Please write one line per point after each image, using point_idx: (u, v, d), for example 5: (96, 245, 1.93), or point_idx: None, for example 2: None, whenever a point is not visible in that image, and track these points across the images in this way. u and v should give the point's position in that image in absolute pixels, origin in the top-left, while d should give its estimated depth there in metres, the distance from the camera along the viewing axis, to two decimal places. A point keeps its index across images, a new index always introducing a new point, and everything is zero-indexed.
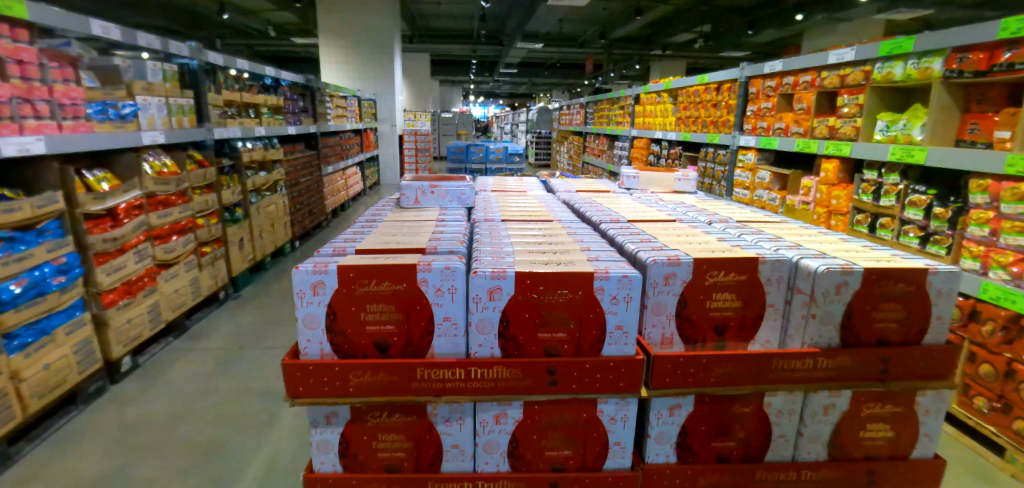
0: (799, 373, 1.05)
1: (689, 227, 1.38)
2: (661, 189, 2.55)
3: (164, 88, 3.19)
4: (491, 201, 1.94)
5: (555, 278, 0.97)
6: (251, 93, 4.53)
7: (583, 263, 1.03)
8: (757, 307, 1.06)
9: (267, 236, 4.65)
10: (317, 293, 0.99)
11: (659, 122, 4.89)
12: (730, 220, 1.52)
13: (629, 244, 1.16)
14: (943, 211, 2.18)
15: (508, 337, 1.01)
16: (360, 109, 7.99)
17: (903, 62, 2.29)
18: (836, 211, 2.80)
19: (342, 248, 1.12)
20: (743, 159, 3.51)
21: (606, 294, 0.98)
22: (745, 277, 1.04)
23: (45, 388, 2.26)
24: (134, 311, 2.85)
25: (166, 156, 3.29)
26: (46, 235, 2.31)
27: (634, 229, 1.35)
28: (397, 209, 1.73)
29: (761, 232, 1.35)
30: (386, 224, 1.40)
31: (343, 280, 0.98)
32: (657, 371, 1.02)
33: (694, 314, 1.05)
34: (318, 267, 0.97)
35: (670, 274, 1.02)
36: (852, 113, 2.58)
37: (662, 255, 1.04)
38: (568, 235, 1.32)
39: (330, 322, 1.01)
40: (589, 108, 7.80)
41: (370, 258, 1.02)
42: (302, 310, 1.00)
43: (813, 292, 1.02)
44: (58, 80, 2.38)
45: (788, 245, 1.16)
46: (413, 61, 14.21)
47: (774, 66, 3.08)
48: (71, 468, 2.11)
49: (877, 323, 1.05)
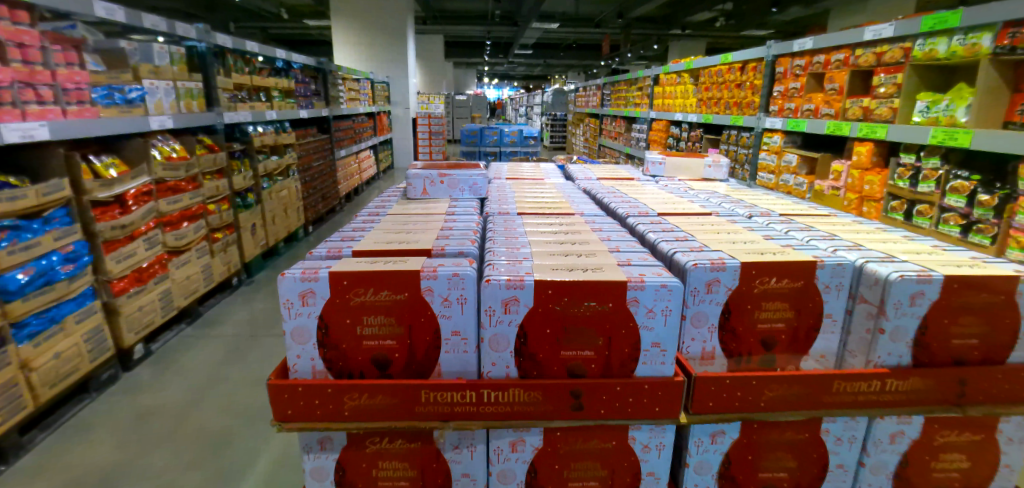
0: (863, 397, 0.93)
1: (728, 222, 1.26)
2: (688, 176, 2.41)
3: (172, 72, 3.13)
4: (506, 190, 1.83)
5: (581, 288, 0.87)
6: (261, 76, 4.45)
7: (615, 269, 0.92)
8: (811, 319, 0.95)
9: (280, 222, 4.61)
10: (307, 303, 0.90)
11: (679, 103, 4.70)
12: (772, 213, 1.40)
13: (664, 244, 1.05)
14: (988, 199, 2.02)
15: (527, 355, 0.91)
16: (373, 92, 7.88)
17: (948, 39, 2.11)
18: (868, 198, 2.62)
19: (337, 248, 1.03)
20: (767, 142, 3.32)
21: (640, 306, 0.88)
22: (800, 283, 0.92)
23: (56, 377, 2.24)
24: (145, 298, 2.82)
25: (175, 140, 3.23)
26: (53, 223, 2.27)
27: (666, 224, 1.24)
28: (405, 200, 1.64)
29: (807, 227, 1.23)
30: (393, 218, 1.31)
31: (336, 289, 0.89)
32: (699, 395, 0.92)
33: (740, 326, 0.94)
34: (309, 275, 0.88)
35: (713, 281, 0.91)
36: (889, 94, 2.39)
37: (703, 259, 0.92)
38: (592, 232, 1.21)
39: (321, 337, 0.92)
40: (605, 89, 7.56)
41: (368, 263, 0.93)
42: (291, 322, 0.91)
43: (882, 303, 0.90)
44: (61, 63, 2.32)
45: (846, 246, 1.04)
46: (425, 42, 14.00)
47: (804, 44, 2.88)
48: (82, 459, 2.09)
49: (953, 340, 0.93)
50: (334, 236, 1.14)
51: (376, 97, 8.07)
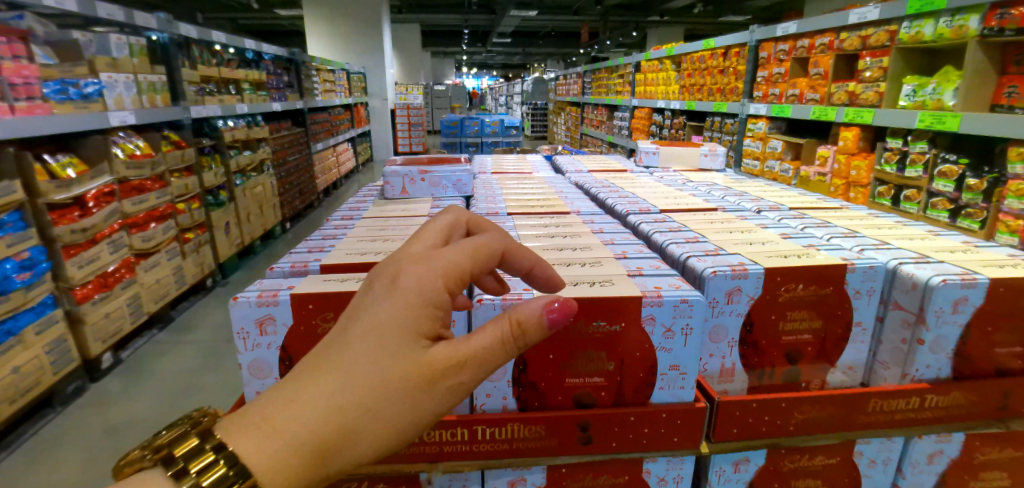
0: (899, 415, 0.89)
1: (739, 219, 1.21)
2: (682, 166, 2.34)
3: (132, 64, 2.94)
4: (493, 186, 1.74)
5: (589, 307, 0.78)
6: (230, 68, 4.24)
7: (627, 281, 0.84)
8: (839, 329, 0.89)
9: (255, 220, 4.43)
10: (266, 331, 0.81)
11: (661, 90, 4.62)
12: (781, 207, 1.35)
13: (674, 248, 0.99)
14: (977, 183, 1.98)
15: (526, 383, 0.84)
16: (348, 83, 7.64)
17: (934, 21, 2.04)
18: (854, 183, 2.56)
19: (302, 264, 0.93)
20: (752, 129, 3.25)
21: (657, 324, 0.80)
22: (828, 289, 0.87)
23: (16, 393, 2.10)
24: (112, 305, 2.65)
25: (138, 137, 3.04)
26: (6, 228, 2.10)
27: (671, 223, 1.18)
28: (384, 201, 1.54)
29: (824, 223, 1.18)
30: (365, 225, 1.22)
31: (300, 314, 0.80)
32: (721, 422, 0.85)
33: (762, 340, 0.88)
34: (264, 299, 0.79)
35: (734, 289, 0.84)
36: (875, 78, 2.34)
37: (722, 265, 0.86)
38: (593, 235, 1.15)
39: (285, 369, 0.83)
40: (586, 77, 7.47)
41: (334, 283, 0.83)
42: (246, 355, 0.82)
43: (921, 311, 0.84)
44: (7, 56, 2.16)
45: (872, 244, 0.99)
46: (401, 31, 13.69)
47: (788, 28, 2.81)
48: (48, 480, 1.96)
49: (996, 349, 0.88)
50: (300, 247, 1.05)
51: (353, 88, 7.83)
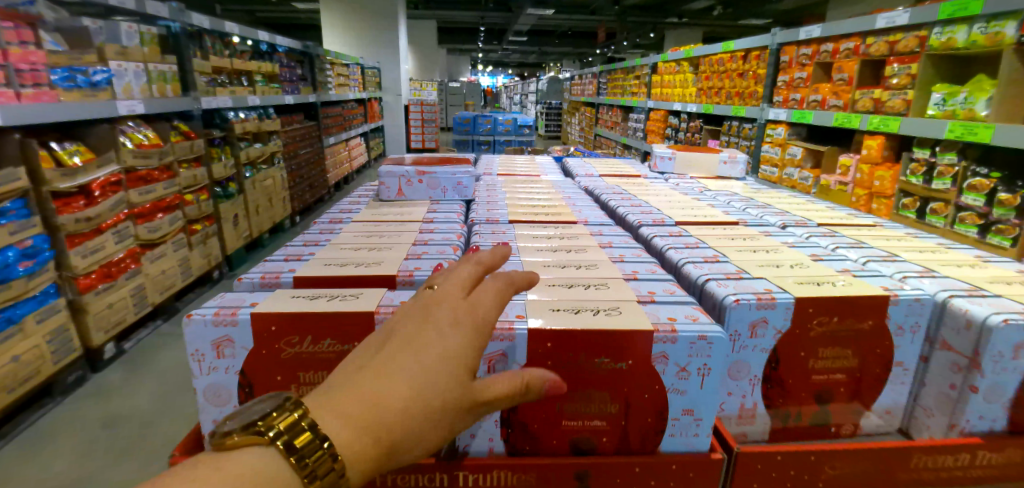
0: (945, 472, 0.83)
1: (771, 238, 1.20)
2: (699, 172, 2.25)
3: (142, 53, 2.90)
4: (497, 190, 1.69)
5: (592, 341, 0.72)
6: (243, 59, 4.21)
7: (637, 309, 0.79)
8: (877, 369, 0.87)
9: (264, 212, 4.41)
10: (223, 354, 0.75)
11: (677, 92, 4.51)
12: (808, 223, 1.36)
13: (693, 272, 0.94)
14: (1010, 197, 1.86)
15: (515, 423, 0.77)
16: (363, 77, 7.61)
17: (968, 27, 1.93)
18: (878, 194, 2.43)
19: (273, 276, 0.89)
20: (771, 134, 3.11)
21: (670, 363, 0.74)
22: (869, 322, 0.83)
23: (14, 382, 2.06)
24: (116, 295, 2.62)
25: (147, 127, 3.01)
26: (9, 216, 2.07)
27: (690, 240, 1.14)
28: (386, 205, 1.48)
29: (857, 243, 1.18)
30: (344, 234, 1.16)
31: (262, 336, 0.74)
32: (739, 473, 0.78)
33: (790, 379, 0.84)
34: (222, 318, 0.73)
35: (760, 321, 0.80)
36: (903, 85, 2.22)
37: (747, 294, 0.81)
38: (601, 249, 1.10)
39: (244, 397, 0.76)
40: (602, 78, 7.36)
41: (303, 302, 0.77)
42: (201, 380, 0.76)
43: (976, 354, 0.80)
44: (13, 41, 2.13)
45: (916, 272, 0.97)
46: (418, 27, 13.67)
47: (811, 33, 2.68)
48: (43, 472, 1.92)
49: None
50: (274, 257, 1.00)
51: (367, 83, 7.80)
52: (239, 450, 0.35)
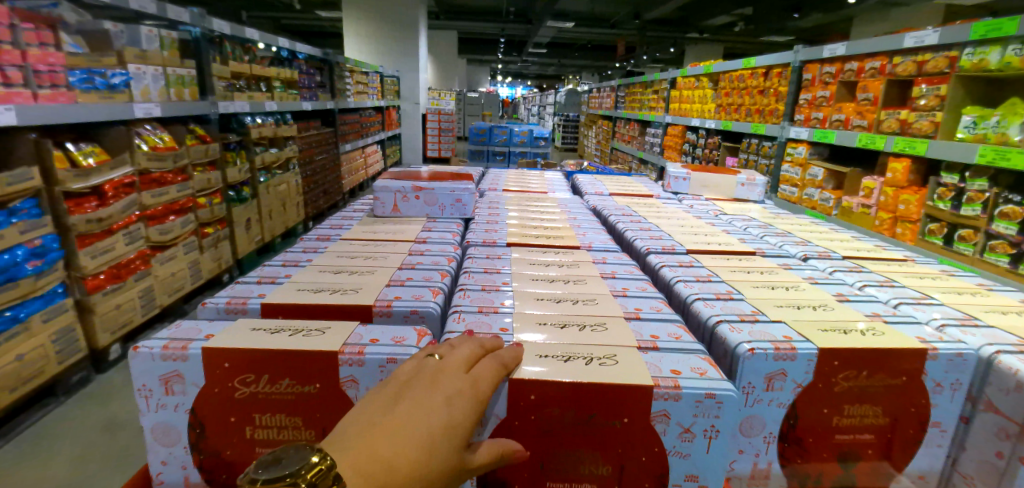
0: None
1: (794, 274, 1.16)
2: (716, 194, 2.18)
3: (162, 57, 2.92)
4: (503, 213, 1.67)
5: (584, 397, 0.67)
6: (262, 65, 4.24)
7: (635, 358, 0.74)
8: (911, 429, 0.82)
9: (277, 217, 4.42)
10: (171, 391, 0.71)
11: (696, 108, 4.43)
12: (833, 256, 1.32)
13: (708, 315, 0.91)
14: None
15: (494, 483, 0.70)
16: (382, 85, 7.66)
17: (1002, 48, 1.83)
18: (902, 219, 2.31)
19: (241, 301, 0.90)
20: (791, 153, 3.01)
21: (672, 423, 0.68)
22: (903, 379, 0.79)
23: (18, 381, 1.99)
24: (124, 296, 2.56)
25: (164, 130, 3.02)
26: (20, 215, 2.03)
27: (710, 277, 1.11)
28: (390, 225, 1.45)
29: (888, 282, 1.13)
30: (325, 259, 1.15)
31: (214, 374, 0.71)
32: None
33: (809, 437, 0.79)
34: (171, 353, 0.70)
35: (778, 373, 0.76)
36: (930, 106, 2.11)
37: (764, 343, 0.77)
38: (603, 280, 1.10)
39: (195, 438, 0.73)
40: (620, 91, 7.31)
41: (262, 336, 0.74)
42: (148, 418, 0.72)
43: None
44: (33, 43, 2.14)
45: (959, 321, 0.92)
46: (439, 37, 13.78)
47: (835, 50, 2.59)
48: (43, 472, 1.83)
49: None
50: (250, 275, 1.03)
51: (385, 91, 7.84)
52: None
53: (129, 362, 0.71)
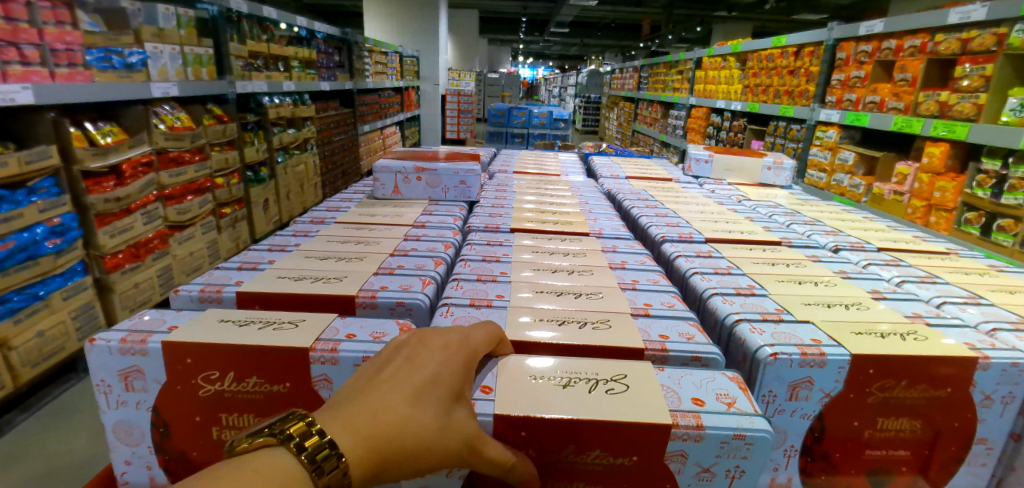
0: None
1: (818, 267, 1.08)
2: (739, 179, 2.09)
3: (178, 35, 2.90)
4: (510, 197, 1.61)
5: (584, 435, 0.60)
6: (280, 45, 4.20)
7: (647, 378, 0.67)
8: (952, 447, 0.76)
9: (296, 198, 4.44)
10: (130, 388, 0.69)
11: (722, 89, 4.26)
12: (868, 247, 1.23)
13: (728, 313, 0.85)
14: None
15: None
16: (402, 66, 7.56)
17: None
18: (937, 206, 2.16)
19: (217, 289, 0.87)
20: (821, 137, 2.86)
21: (690, 463, 0.62)
22: (945, 391, 0.73)
23: (40, 357, 2.03)
24: (142, 275, 2.60)
25: (181, 110, 3.01)
26: (39, 194, 2.04)
27: (726, 268, 1.05)
28: (395, 210, 1.41)
29: (929, 277, 1.05)
30: (316, 244, 1.11)
31: (176, 370, 0.68)
32: None
33: (835, 454, 0.73)
34: (129, 348, 0.68)
35: (803, 382, 0.71)
36: (973, 88, 1.96)
37: (788, 349, 0.72)
38: (608, 271, 1.04)
39: (158, 438, 0.71)
40: (643, 72, 7.09)
41: (232, 330, 0.71)
42: (110, 415, 0.71)
43: None
44: (50, 22, 2.14)
45: (1009, 324, 0.85)
46: (459, 17, 13.54)
47: (873, 27, 2.42)
48: (61, 447, 1.86)
49: None
50: (233, 261, 1.00)
51: (405, 72, 7.75)
52: (252, 454, 0.37)
53: (87, 356, 0.69)
